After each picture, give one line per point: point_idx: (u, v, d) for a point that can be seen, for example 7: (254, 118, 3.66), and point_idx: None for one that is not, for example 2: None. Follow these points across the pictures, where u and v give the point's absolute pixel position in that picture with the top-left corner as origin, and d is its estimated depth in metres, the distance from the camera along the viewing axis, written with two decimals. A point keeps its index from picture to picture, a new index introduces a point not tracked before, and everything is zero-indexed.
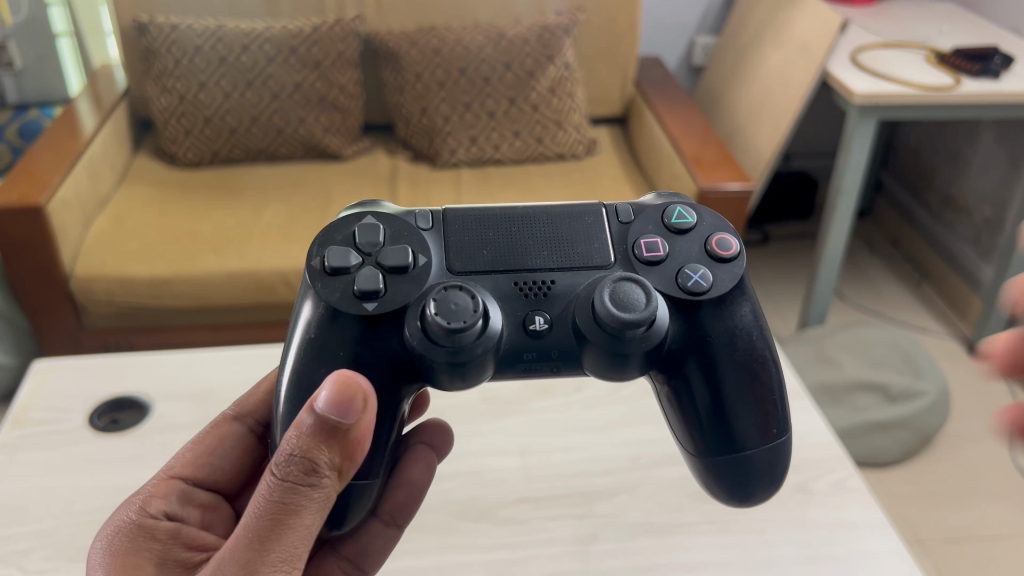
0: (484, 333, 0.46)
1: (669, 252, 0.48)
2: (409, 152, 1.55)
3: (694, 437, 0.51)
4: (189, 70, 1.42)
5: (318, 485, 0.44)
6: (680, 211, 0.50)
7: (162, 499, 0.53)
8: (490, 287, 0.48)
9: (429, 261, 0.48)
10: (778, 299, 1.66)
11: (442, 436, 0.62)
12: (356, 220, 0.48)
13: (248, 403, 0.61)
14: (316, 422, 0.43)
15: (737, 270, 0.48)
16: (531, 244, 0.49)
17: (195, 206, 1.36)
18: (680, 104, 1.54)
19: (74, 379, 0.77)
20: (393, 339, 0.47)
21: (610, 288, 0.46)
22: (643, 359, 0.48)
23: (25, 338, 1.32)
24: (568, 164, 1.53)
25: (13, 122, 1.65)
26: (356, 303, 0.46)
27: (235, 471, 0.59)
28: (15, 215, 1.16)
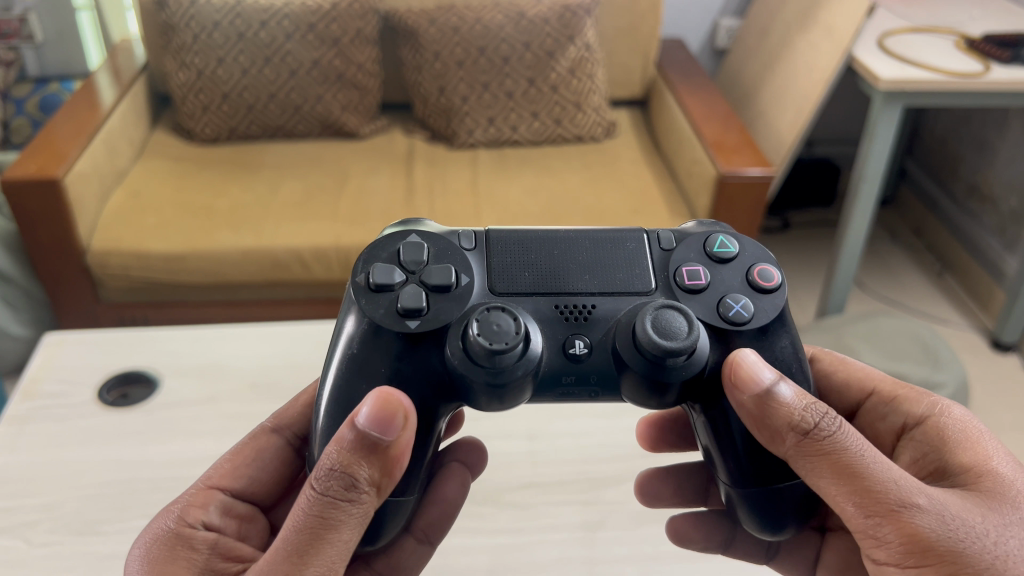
0: (524, 356, 0.49)
1: (711, 280, 0.52)
2: (426, 132, 1.54)
3: (730, 468, 0.53)
4: (208, 46, 1.41)
5: (357, 500, 0.47)
6: (722, 240, 0.53)
7: (201, 509, 0.54)
8: (531, 309, 0.52)
9: (471, 280, 0.52)
10: (796, 286, 1.64)
11: (477, 454, 0.67)
12: (401, 239, 0.53)
13: (288, 415, 0.62)
14: (356, 437, 0.47)
15: (779, 302, 0.51)
16: (573, 268, 0.53)
17: (211, 180, 1.37)
18: (702, 87, 1.52)
19: (83, 351, 0.77)
20: (433, 356, 0.51)
21: (652, 315, 0.49)
22: (681, 390, 0.51)
23: (43, 310, 1.33)
24: (587, 146, 1.52)
25: (33, 95, 1.66)
26: (400, 320, 0.50)
27: (272, 483, 0.60)
28: (35, 189, 1.16)
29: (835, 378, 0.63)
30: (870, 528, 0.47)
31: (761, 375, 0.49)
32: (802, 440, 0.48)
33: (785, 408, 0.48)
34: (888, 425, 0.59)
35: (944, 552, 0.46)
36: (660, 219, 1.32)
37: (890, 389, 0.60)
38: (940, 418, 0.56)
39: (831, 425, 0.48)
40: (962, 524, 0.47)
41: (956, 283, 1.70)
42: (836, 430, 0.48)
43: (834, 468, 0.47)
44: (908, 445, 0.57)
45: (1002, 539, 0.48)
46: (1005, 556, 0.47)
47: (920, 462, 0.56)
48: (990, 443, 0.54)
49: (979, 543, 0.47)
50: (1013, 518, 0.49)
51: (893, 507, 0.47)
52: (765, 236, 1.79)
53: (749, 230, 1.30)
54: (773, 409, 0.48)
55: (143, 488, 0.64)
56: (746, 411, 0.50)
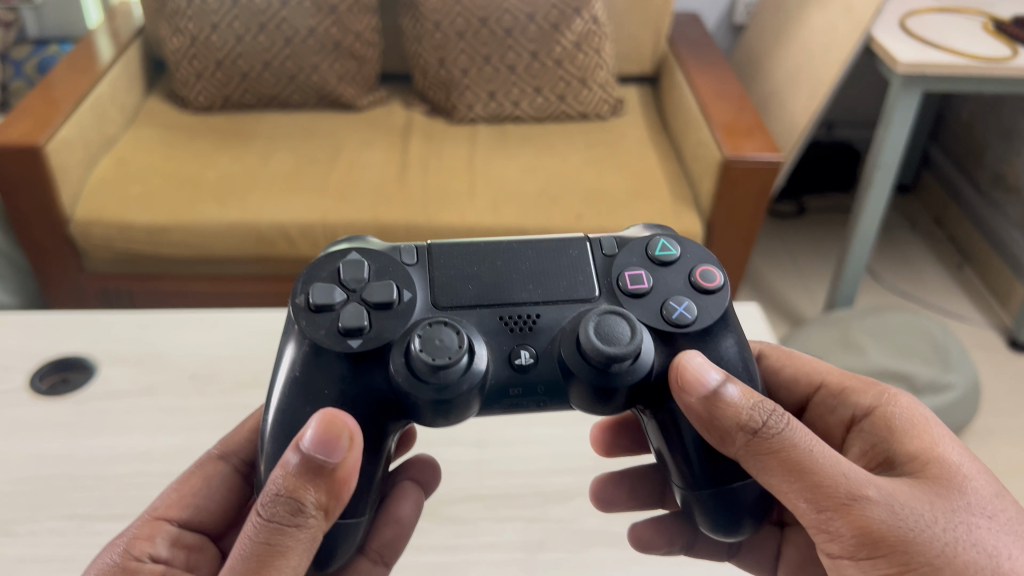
0: (469, 369, 0.47)
1: (654, 285, 0.50)
2: (427, 105, 1.49)
3: (684, 471, 0.52)
4: (202, 11, 1.37)
5: (304, 525, 0.44)
6: (664, 243, 0.52)
7: (148, 541, 0.52)
8: (475, 322, 0.49)
9: (413, 295, 0.49)
10: (806, 274, 1.58)
11: (430, 471, 0.66)
12: (341, 257, 0.50)
13: (234, 441, 0.60)
14: (301, 461, 0.44)
15: (723, 302, 0.50)
16: (516, 278, 0.50)
17: (200, 150, 1.33)
18: (713, 65, 1.46)
19: (23, 332, 0.74)
20: (376, 377, 0.48)
21: (594, 320, 0.48)
22: (628, 396, 0.50)
23: (27, 278, 1.31)
24: (592, 124, 1.47)
25: (32, 57, 1.64)
26: (341, 340, 0.47)
27: (220, 512, 0.57)
28: (15, 156, 1.13)
29: (783, 374, 0.65)
30: (823, 523, 0.47)
31: (708, 377, 0.48)
32: (751, 439, 0.47)
33: (733, 408, 0.48)
34: (837, 418, 0.60)
35: (894, 542, 0.46)
36: (662, 203, 1.27)
37: (838, 382, 0.61)
38: (888, 408, 0.57)
39: (778, 422, 0.48)
40: (912, 514, 0.47)
41: (975, 277, 1.64)
42: (785, 428, 0.47)
43: (784, 465, 0.47)
44: (857, 436, 0.58)
45: (951, 525, 0.47)
46: (954, 543, 0.47)
47: (870, 453, 0.56)
48: (938, 429, 0.54)
49: (929, 530, 0.46)
50: (961, 503, 0.49)
51: (843, 501, 0.46)
52: (776, 222, 1.74)
53: (755, 218, 1.24)
54: (721, 410, 0.48)
55: (64, 486, 0.62)
56: (695, 414, 0.49)
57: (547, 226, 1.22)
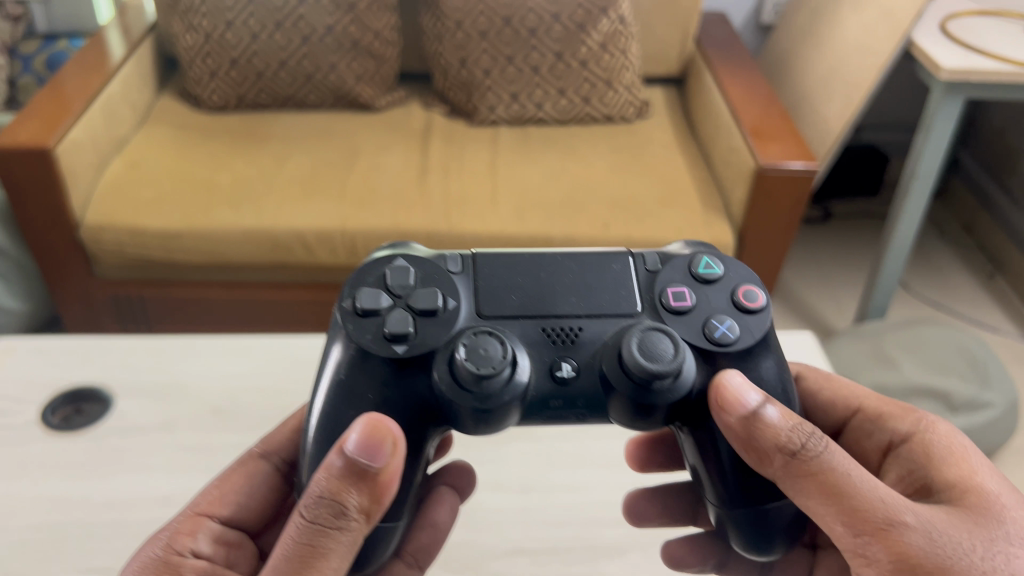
0: (512, 381, 0.45)
1: (696, 302, 0.48)
2: (446, 106, 1.45)
3: (718, 489, 0.50)
4: (217, 8, 1.33)
5: (346, 528, 0.44)
6: (707, 261, 0.49)
7: (190, 536, 0.51)
8: (518, 334, 0.47)
9: (458, 304, 0.47)
10: (834, 283, 1.54)
11: (465, 477, 0.66)
12: (388, 262, 0.48)
13: (275, 438, 0.58)
14: (345, 465, 0.43)
15: (765, 322, 0.47)
16: (559, 289, 0.48)
17: (214, 151, 1.29)
18: (743, 67, 1.41)
19: (30, 360, 0.71)
20: (420, 381, 0.46)
21: (637, 336, 0.45)
22: (668, 413, 0.47)
23: (36, 283, 1.28)
24: (617, 126, 1.42)
25: (41, 53, 1.60)
26: (386, 345, 0.45)
27: (261, 510, 0.56)
28: (24, 159, 1.09)
29: (820, 397, 0.63)
30: (858, 547, 0.46)
31: (748, 398, 0.46)
32: (789, 462, 0.46)
33: (772, 430, 0.46)
34: (875, 443, 0.58)
35: (933, 570, 0.44)
36: (691, 211, 1.23)
37: (876, 407, 0.59)
38: (926, 434, 0.55)
39: (817, 445, 0.46)
40: (950, 541, 0.46)
41: (1007, 286, 1.59)
42: (823, 450, 0.46)
43: (822, 489, 0.45)
44: (894, 462, 0.56)
45: (988, 554, 0.46)
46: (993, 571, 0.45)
47: (907, 479, 0.54)
48: (976, 457, 0.53)
49: (967, 558, 0.45)
50: (999, 532, 0.48)
51: (881, 526, 0.45)
52: (803, 227, 1.70)
53: (789, 227, 1.20)
54: (760, 432, 0.46)
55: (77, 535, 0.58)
56: (732, 434, 0.47)
57: (574, 235, 1.18)
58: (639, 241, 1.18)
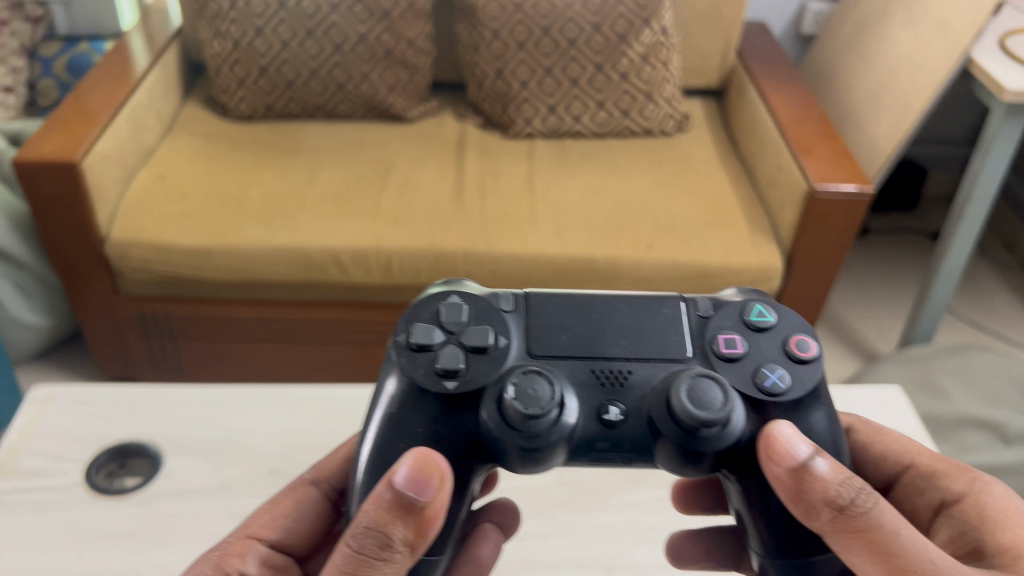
0: (560, 422, 0.42)
1: (748, 349, 0.45)
2: (480, 118, 1.40)
3: (762, 537, 0.46)
4: (246, 14, 1.28)
5: (391, 561, 0.41)
6: (760, 308, 0.46)
7: (239, 557, 0.51)
8: (566, 374, 0.44)
9: (509, 342, 0.45)
10: (875, 305, 1.50)
11: (510, 516, 0.61)
12: (442, 298, 0.46)
13: (327, 466, 0.58)
14: (394, 497, 0.41)
15: (818, 372, 0.44)
16: (609, 331, 0.46)
17: (243, 163, 1.25)
18: (787, 81, 1.37)
19: (71, 415, 0.73)
20: (470, 418, 0.44)
21: (687, 383, 0.42)
22: (715, 460, 0.44)
23: (57, 296, 1.27)
24: (655, 140, 1.38)
25: (62, 56, 1.55)
26: (436, 380, 0.43)
27: (308, 536, 0.55)
28: (50, 173, 1.05)
29: (872, 450, 0.57)
30: None
31: (797, 449, 0.42)
32: (837, 517, 0.42)
33: (821, 483, 0.42)
34: (926, 500, 0.54)
35: None
36: (737, 233, 1.18)
37: (929, 463, 0.55)
38: (980, 496, 0.51)
39: (867, 501, 0.42)
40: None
41: None
42: (873, 507, 0.42)
43: (870, 547, 0.41)
44: (945, 522, 0.51)
45: None
46: None
47: (958, 540, 0.50)
48: None
49: None
50: None
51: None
52: None
53: (840, 252, 1.16)
54: (808, 485, 0.42)
55: None
56: (779, 486, 0.43)
57: (617, 257, 1.13)
58: (684, 263, 1.13)
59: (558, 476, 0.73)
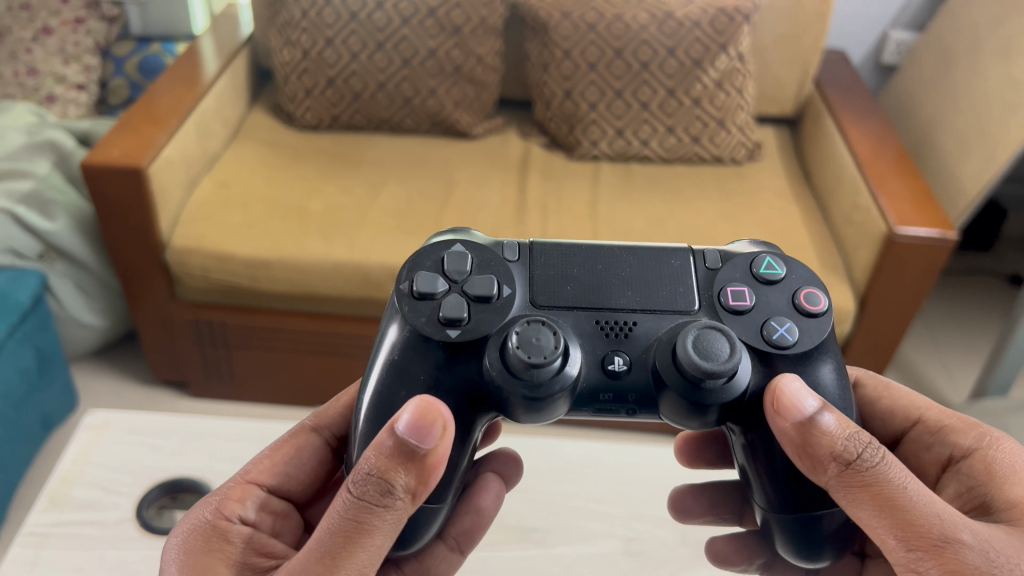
0: (562, 372, 0.45)
1: (756, 302, 0.48)
2: (545, 137, 1.38)
3: (767, 492, 0.49)
4: (318, 24, 1.28)
5: (392, 507, 0.43)
6: (769, 261, 0.49)
7: (238, 503, 0.54)
8: (571, 325, 0.48)
9: (512, 292, 0.48)
10: (946, 351, 1.43)
11: (513, 467, 0.67)
12: (446, 247, 0.49)
13: (328, 413, 0.61)
14: (395, 444, 0.43)
15: (825, 326, 0.48)
16: (616, 283, 0.49)
17: (306, 174, 1.24)
18: (866, 112, 1.32)
19: (123, 447, 0.80)
20: (473, 367, 0.47)
21: (694, 332, 0.46)
22: (720, 413, 0.48)
23: (116, 298, 1.28)
24: (726, 169, 1.32)
25: (134, 56, 1.57)
26: (440, 329, 0.46)
27: (310, 481, 0.59)
28: (117, 177, 1.05)
29: (880, 405, 0.60)
30: (911, 563, 0.43)
31: (805, 403, 0.45)
32: (844, 472, 0.44)
33: (828, 437, 0.44)
34: (933, 456, 0.56)
35: None
36: None
37: (937, 419, 0.57)
38: (988, 451, 0.53)
39: (874, 456, 0.44)
40: (1008, 561, 0.43)
41: None
42: (881, 462, 0.44)
43: (875, 502, 0.44)
44: (952, 477, 0.54)
45: None
46: None
47: (965, 495, 0.52)
48: None
49: None
50: None
51: (935, 543, 0.43)
52: None
53: (917, 296, 1.10)
54: (815, 439, 0.45)
55: None
56: (787, 439, 0.46)
57: None
58: None
59: (624, 546, 0.70)
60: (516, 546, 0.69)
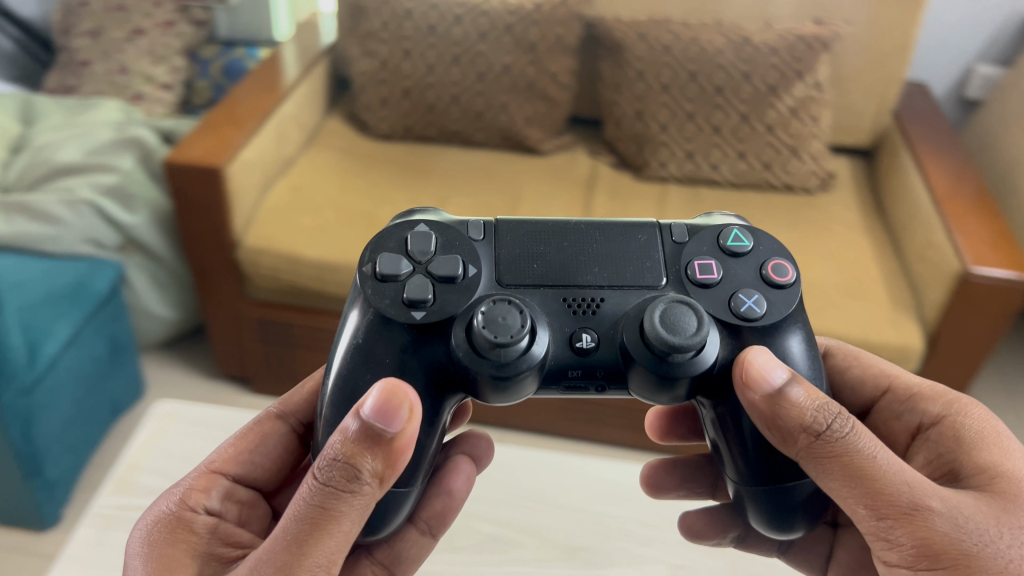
0: (527, 352, 0.47)
1: (723, 275, 0.50)
2: (614, 157, 1.38)
3: (738, 464, 0.52)
4: (398, 36, 1.30)
5: (359, 492, 0.43)
6: (737, 233, 0.51)
7: (203, 493, 0.55)
8: (539, 303, 0.49)
9: (478, 271, 0.49)
10: (1015, 394, 1.38)
11: (482, 447, 0.67)
12: (410, 227, 0.50)
13: (292, 402, 0.63)
14: (361, 428, 0.43)
15: (791, 297, 0.50)
16: (583, 260, 0.51)
17: (377, 183, 1.27)
18: (946, 146, 1.28)
19: (187, 435, 0.83)
20: (440, 348, 0.48)
21: (662, 307, 0.48)
22: (690, 387, 0.50)
23: (189, 292, 1.33)
24: (797, 198, 1.30)
25: (219, 59, 1.62)
26: (405, 310, 0.48)
27: (274, 469, 0.61)
28: (196, 175, 1.09)
29: (850, 374, 0.62)
30: (881, 530, 0.45)
31: (773, 375, 0.47)
32: (814, 442, 0.46)
33: (797, 408, 0.46)
34: (904, 424, 0.58)
35: (954, 555, 0.44)
36: (876, 306, 1.11)
37: (906, 388, 0.59)
38: (957, 417, 0.54)
39: (843, 426, 0.46)
40: (976, 528, 0.44)
41: None
42: (850, 431, 0.45)
43: (845, 471, 0.45)
44: (923, 445, 0.56)
45: (1015, 542, 0.45)
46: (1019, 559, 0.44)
47: (935, 463, 0.54)
48: (1009, 443, 0.52)
49: (992, 546, 0.44)
50: None
51: (904, 510, 0.44)
52: None
53: (989, 337, 1.07)
54: (785, 411, 0.46)
55: None
56: (758, 411, 0.48)
57: None
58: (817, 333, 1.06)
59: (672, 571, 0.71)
60: (564, 564, 0.71)
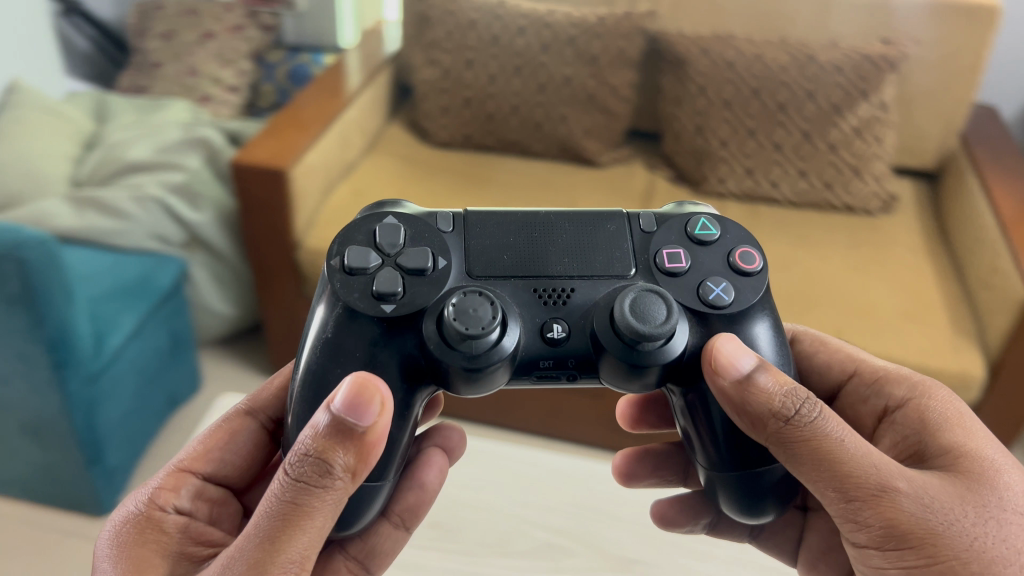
0: (497, 344, 0.46)
1: (692, 264, 0.50)
2: (672, 171, 1.37)
3: (708, 451, 0.51)
4: (461, 45, 1.32)
5: (331, 488, 0.42)
6: (703, 223, 0.51)
7: (172, 493, 0.54)
8: (510, 294, 0.49)
9: (449, 263, 0.49)
10: None
11: (455, 437, 0.65)
12: (378, 219, 0.49)
13: (261, 398, 0.62)
14: (331, 422, 0.42)
15: (757, 285, 0.50)
16: (552, 250, 0.50)
17: (435, 190, 1.28)
18: (1016, 170, 1.25)
19: None
20: (411, 340, 0.47)
21: (632, 295, 0.47)
22: (660, 374, 0.49)
23: (247, 291, 1.35)
24: (859, 219, 1.28)
25: (285, 64, 1.61)
26: (375, 304, 0.47)
27: (246, 466, 0.60)
28: (262, 176, 1.11)
29: (817, 360, 0.61)
30: (850, 514, 0.44)
31: (741, 362, 0.46)
32: (783, 428, 0.45)
33: (766, 394, 0.45)
34: (870, 408, 0.57)
35: (922, 534, 0.43)
36: (936, 331, 1.08)
37: (872, 371, 0.58)
38: (923, 400, 0.53)
39: (811, 411, 0.45)
40: (943, 508, 0.44)
41: None
42: (818, 416, 0.45)
43: (813, 456, 0.44)
44: (888, 428, 0.55)
45: (981, 521, 0.44)
46: (984, 538, 0.44)
47: (901, 445, 0.53)
48: (972, 423, 0.51)
49: (957, 525, 0.44)
50: (993, 500, 0.45)
51: (872, 492, 0.43)
52: None
53: None
54: (753, 397, 0.45)
55: None
56: (726, 398, 0.47)
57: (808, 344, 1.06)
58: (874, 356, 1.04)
59: None
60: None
